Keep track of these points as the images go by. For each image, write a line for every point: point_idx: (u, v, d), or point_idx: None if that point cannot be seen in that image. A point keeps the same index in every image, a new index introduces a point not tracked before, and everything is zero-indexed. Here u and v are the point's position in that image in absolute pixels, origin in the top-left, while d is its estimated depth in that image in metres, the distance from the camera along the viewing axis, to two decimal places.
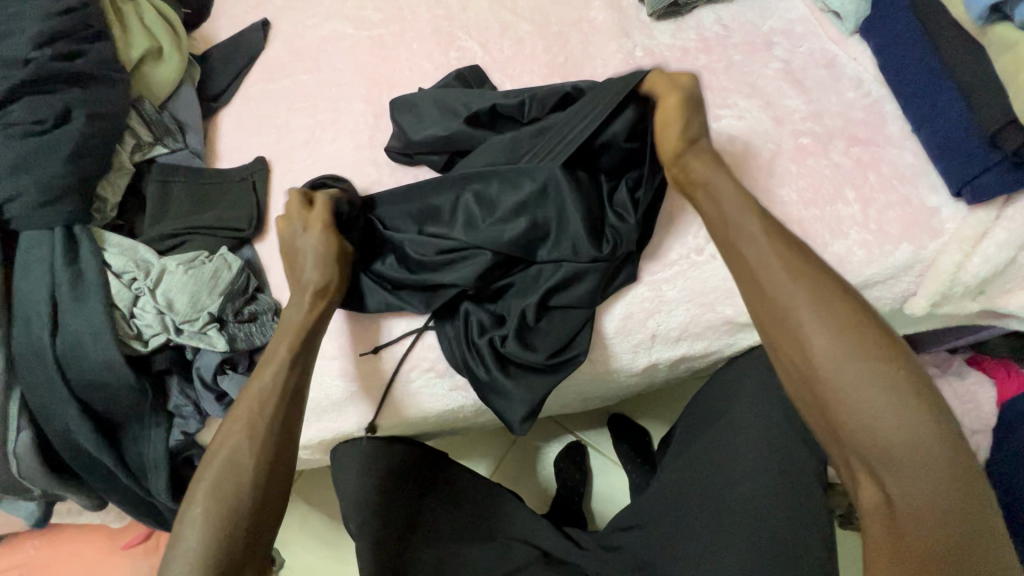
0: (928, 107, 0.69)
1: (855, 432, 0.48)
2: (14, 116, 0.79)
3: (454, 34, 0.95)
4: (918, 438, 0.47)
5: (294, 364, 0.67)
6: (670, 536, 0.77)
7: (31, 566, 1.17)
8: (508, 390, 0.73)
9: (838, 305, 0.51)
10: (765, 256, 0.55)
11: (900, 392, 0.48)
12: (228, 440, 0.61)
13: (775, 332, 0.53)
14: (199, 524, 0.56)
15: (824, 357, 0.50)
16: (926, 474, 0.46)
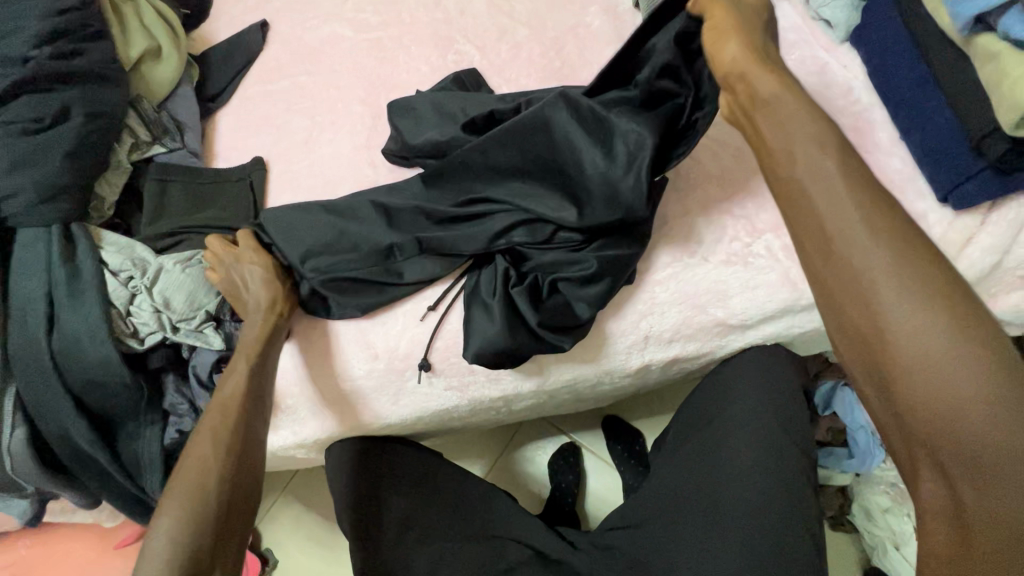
0: (917, 114, 0.70)
1: (935, 422, 0.44)
2: (14, 114, 0.80)
3: (452, 38, 0.96)
4: (1009, 435, 0.42)
5: (254, 373, 0.70)
6: (663, 535, 0.78)
7: (21, 565, 1.17)
8: (484, 338, 0.71)
9: (929, 277, 0.45)
10: (843, 220, 0.48)
11: (991, 386, 0.43)
12: (195, 449, 0.63)
13: (849, 305, 0.48)
14: (167, 527, 0.57)
15: (905, 337, 0.45)
16: (1013, 475, 0.42)
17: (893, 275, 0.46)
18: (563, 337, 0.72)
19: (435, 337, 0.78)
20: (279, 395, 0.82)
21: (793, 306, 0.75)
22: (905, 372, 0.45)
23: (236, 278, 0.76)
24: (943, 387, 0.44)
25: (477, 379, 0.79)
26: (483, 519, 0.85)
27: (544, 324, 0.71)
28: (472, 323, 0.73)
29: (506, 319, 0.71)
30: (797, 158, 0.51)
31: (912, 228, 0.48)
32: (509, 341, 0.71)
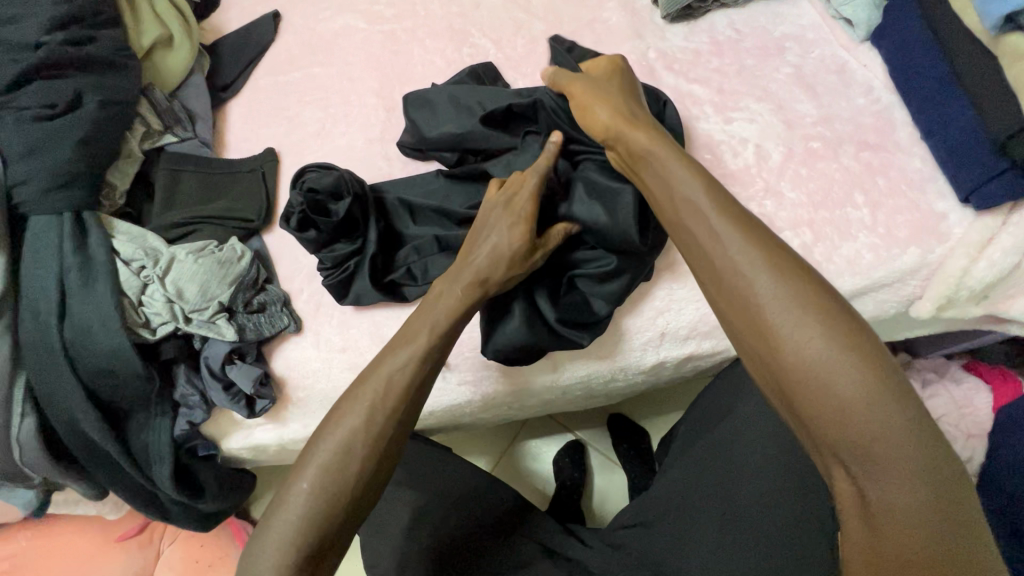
0: (939, 115, 0.70)
1: (830, 429, 0.46)
2: (27, 100, 0.79)
3: (467, 32, 0.96)
4: (891, 428, 0.45)
5: (429, 352, 0.62)
6: (676, 533, 0.77)
7: (20, 558, 1.16)
8: (505, 333, 0.71)
9: (802, 290, 0.49)
10: (728, 243, 0.52)
11: (869, 385, 0.46)
12: (347, 420, 0.58)
13: (742, 323, 0.51)
14: (302, 499, 0.55)
15: (792, 353, 0.48)
16: (900, 464, 0.45)
17: (772, 293, 0.49)
18: (583, 333, 0.72)
19: None
20: (291, 386, 0.81)
21: None
22: (795, 383, 0.48)
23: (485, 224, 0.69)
24: (828, 393, 0.46)
25: (491, 374, 0.79)
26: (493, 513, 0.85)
27: (562, 322, 0.71)
28: (495, 319, 0.72)
29: (527, 316, 0.71)
30: (678, 191, 0.56)
31: (783, 247, 0.52)
32: (531, 337, 0.70)
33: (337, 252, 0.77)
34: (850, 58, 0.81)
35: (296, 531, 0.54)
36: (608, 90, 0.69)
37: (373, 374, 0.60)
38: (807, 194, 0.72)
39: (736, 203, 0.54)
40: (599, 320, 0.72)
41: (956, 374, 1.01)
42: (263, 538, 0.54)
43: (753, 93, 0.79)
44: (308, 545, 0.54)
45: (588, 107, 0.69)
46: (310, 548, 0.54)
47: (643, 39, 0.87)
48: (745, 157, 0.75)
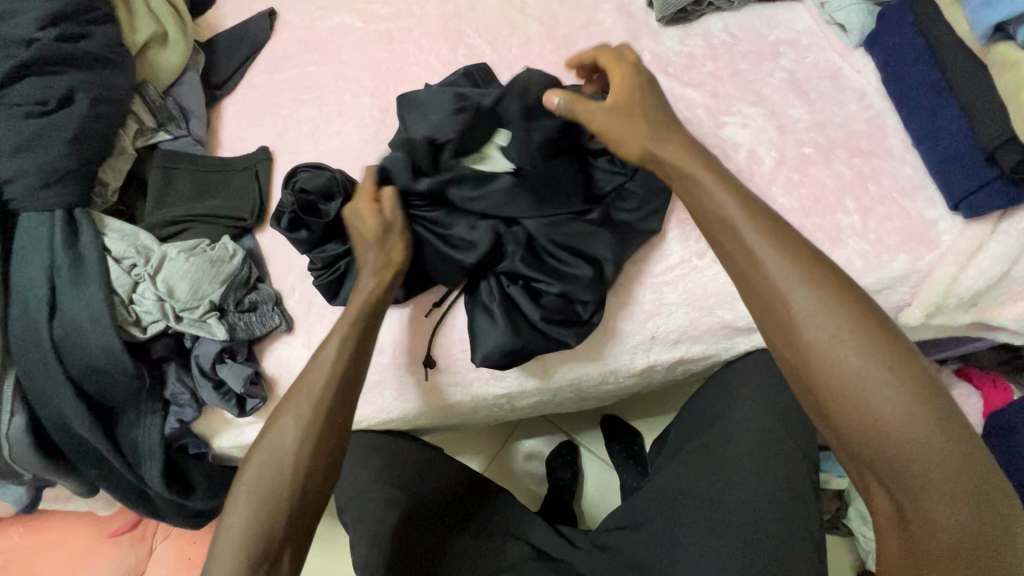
0: (930, 122, 0.70)
1: (867, 442, 0.47)
2: (18, 96, 0.79)
3: (463, 32, 0.95)
4: (932, 444, 0.46)
5: (347, 344, 0.64)
6: (664, 535, 0.78)
7: (12, 553, 1.16)
8: (494, 339, 0.71)
9: (840, 303, 0.50)
10: (764, 256, 0.52)
11: (908, 398, 0.46)
12: (277, 422, 0.61)
13: (778, 335, 0.52)
14: (246, 500, 0.57)
15: (832, 367, 0.48)
16: (941, 481, 0.45)
17: (812, 307, 0.50)
18: (574, 333, 0.72)
19: (437, 334, 0.78)
20: (281, 386, 0.81)
21: None
22: (833, 398, 0.48)
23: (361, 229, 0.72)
24: (867, 408, 0.47)
25: (482, 376, 0.79)
26: (483, 514, 0.86)
27: (546, 322, 0.71)
28: (486, 326, 0.72)
29: (510, 320, 0.71)
30: (711, 208, 0.57)
31: (820, 262, 0.53)
32: (521, 340, 0.71)
33: (328, 253, 0.76)
34: (843, 63, 0.81)
35: (242, 531, 0.55)
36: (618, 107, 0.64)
37: (297, 378, 0.63)
38: (798, 200, 0.72)
39: (771, 216, 0.55)
40: (584, 320, 0.72)
41: (946, 380, 1.01)
42: (215, 546, 0.56)
43: (747, 98, 0.79)
44: (254, 542, 0.55)
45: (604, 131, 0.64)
46: (260, 545, 0.55)
47: (638, 42, 0.87)
48: (737, 162, 0.75)
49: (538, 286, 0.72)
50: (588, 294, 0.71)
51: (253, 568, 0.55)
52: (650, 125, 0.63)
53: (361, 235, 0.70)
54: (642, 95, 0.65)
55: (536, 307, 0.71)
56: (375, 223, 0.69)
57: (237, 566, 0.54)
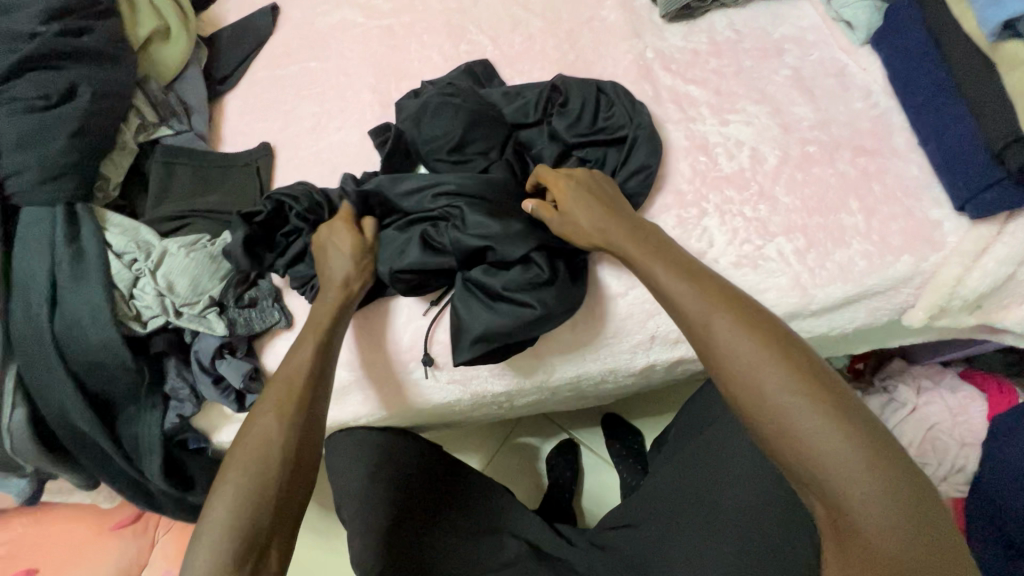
0: (937, 121, 0.69)
1: (791, 450, 0.50)
2: (20, 90, 0.79)
3: (465, 28, 0.94)
4: (849, 452, 0.48)
5: (323, 341, 0.68)
6: (662, 534, 0.78)
7: (15, 544, 1.17)
8: (470, 329, 0.70)
9: (755, 326, 0.55)
10: (685, 294, 0.59)
11: (823, 407, 0.50)
12: (262, 417, 0.62)
13: (706, 359, 0.57)
14: (231, 498, 0.56)
15: (751, 388, 0.53)
16: (864, 486, 0.47)
17: (728, 336, 0.55)
18: (543, 295, 0.68)
19: (434, 328, 0.77)
20: None
21: (802, 311, 0.70)
22: (756, 415, 0.53)
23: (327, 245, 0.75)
24: (784, 423, 0.51)
25: (479, 374, 0.78)
26: (481, 513, 0.86)
27: (510, 289, 0.69)
28: (457, 318, 0.71)
29: (473, 304, 0.71)
30: (645, 257, 0.63)
31: (735, 293, 0.59)
32: (491, 316, 0.69)
33: (301, 273, 0.79)
34: (850, 61, 0.80)
35: (229, 524, 0.55)
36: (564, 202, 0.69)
37: (276, 377, 0.66)
38: (802, 199, 0.71)
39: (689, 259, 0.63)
40: (547, 278, 0.69)
41: (951, 382, 1.00)
42: (195, 546, 0.55)
43: (751, 96, 0.79)
44: (240, 537, 0.55)
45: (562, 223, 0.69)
46: (249, 536, 0.55)
47: (641, 38, 0.86)
48: (740, 160, 0.75)
49: (491, 253, 0.70)
50: (529, 244, 0.69)
51: (239, 563, 0.54)
52: (598, 216, 0.67)
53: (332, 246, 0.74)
54: (583, 192, 0.69)
55: (498, 278, 0.70)
56: (349, 236, 0.74)
57: (221, 563, 0.54)
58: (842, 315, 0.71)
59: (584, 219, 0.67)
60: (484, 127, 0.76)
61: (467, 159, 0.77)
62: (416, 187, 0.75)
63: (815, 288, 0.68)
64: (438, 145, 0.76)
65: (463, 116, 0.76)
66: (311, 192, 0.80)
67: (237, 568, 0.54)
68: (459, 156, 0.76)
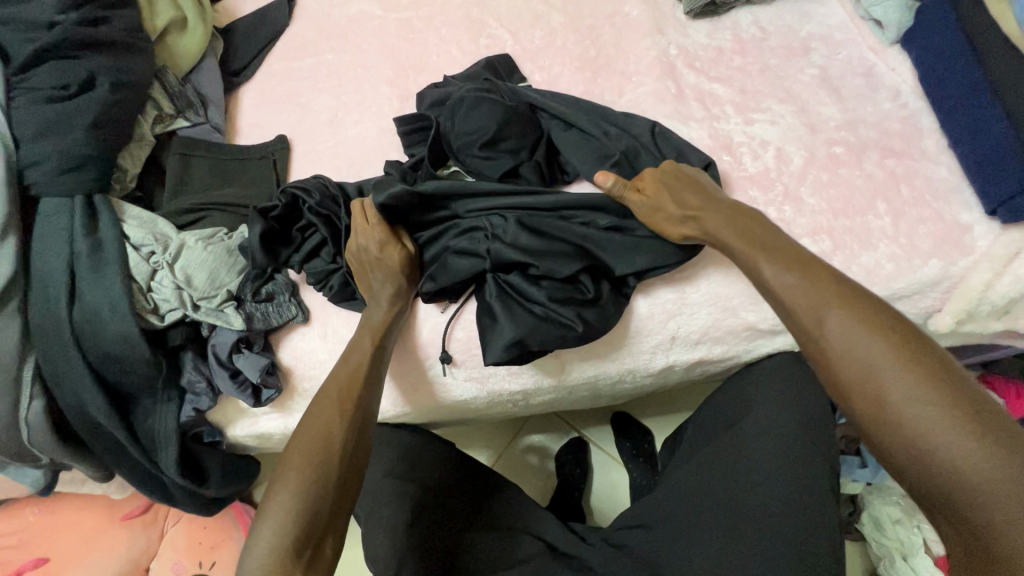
0: (969, 123, 0.68)
1: (921, 460, 0.48)
2: (40, 80, 0.78)
3: (485, 22, 0.93)
4: (982, 460, 0.45)
5: (378, 345, 0.71)
6: (678, 535, 0.77)
7: (27, 533, 1.17)
8: (506, 333, 0.69)
9: (880, 326, 0.52)
10: (791, 288, 0.58)
11: (957, 414, 0.47)
12: (321, 414, 0.65)
13: (823, 362, 0.55)
14: (293, 484, 0.59)
15: (866, 386, 0.51)
16: (999, 496, 0.44)
17: (841, 330, 0.53)
18: (584, 312, 0.69)
19: (452, 326, 0.76)
20: (297, 377, 0.81)
21: None
22: (871, 415, 0.51)
23: (365, 255, 0.75)
24: (905, 424, 0.49)
25: (498, 372, 0.78)
26: (494, 511, 0.86)
27: (553, 301, 0.69)
28: (492, 322, 0.70)
29: (512, 312, 0.70)
30: (744, 248, 0.62)
31: (856, 289, 0.56)
32: (530, 322, 0.69)
33: (317, 269, 0.79)
34: (878, 61, 0.79)
35: (290, 513, 0.57)
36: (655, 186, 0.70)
37: (331, 377, 0.69)
38: (828, 201, 0.71)
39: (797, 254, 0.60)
40: (590, 297, 0.70)
41: None
42: (256, 532, 0.57)
43: (776, 94, 0.78)
44: (301, 522, 0.57)
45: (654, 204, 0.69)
46: (307, 525, 0.57)
47: (664, 35, 0.85)
48: (765, 160, 0.74)
49: (532, 268, 0.71)
50: (578, 266, 0.70)
51: (299, 547, 0.56)
52: (687, 201, 0.67)
53: (373, 255, 0.74)
54: (678, 177, 0.69)
55: (540, 290, 0.70)
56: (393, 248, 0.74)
57: (283, 546, 0.56)
58: None
59: (676, 203, 0.68)
60: (518, 123, 0.76)
61: (497, 156, 0.76)
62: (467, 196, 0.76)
63: None
64: (472, 141, 0.76)
65: (498, 112, 0.75)
66: (325, 185, 0.79)
67: (296, 553, 0.56)
68: (491, 152, 0.76)
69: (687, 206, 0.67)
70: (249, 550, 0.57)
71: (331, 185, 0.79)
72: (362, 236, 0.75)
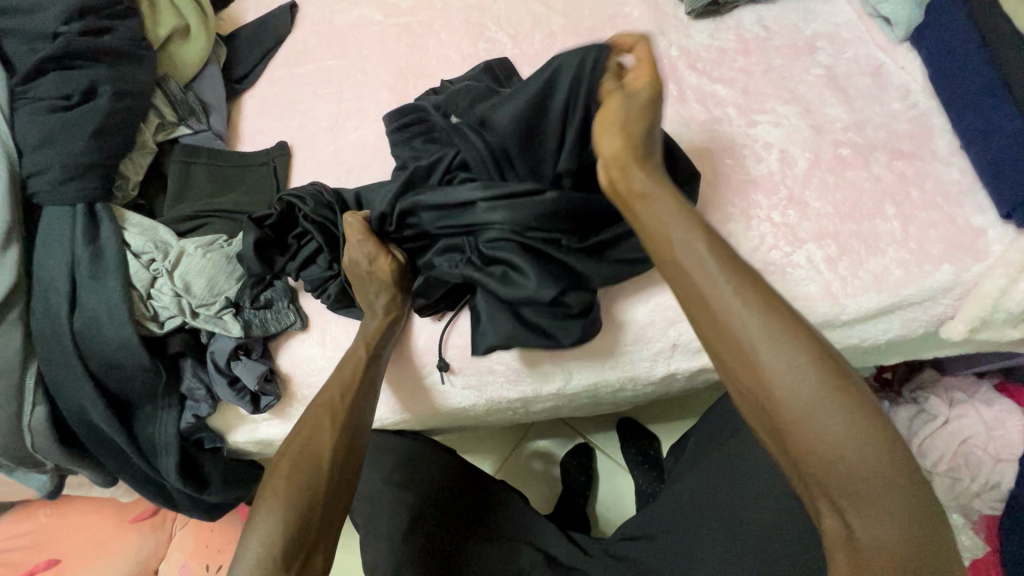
0: (983, 123, 0.65)
1: (821, 467, 0.47)
2: (43, 90, 0.79)
3: (484, 26, 0.92)
4: (871, 467, 0.46)
5: (373, 355, 0.70)
6: (682, 548, 0.75)
7: (39, 535, 1.19)
8: (488, 335, 0.68)
9: (793, 330, 0.50)
10: (718, 286, 0.52)
11: (855, 420, 0.47)
12: (311, 420, 0.65)
13: (735, 365, 0.51)
14: (283, 493, 0.59)
15: (784, 395, 0.48)
16: (883, 502, 0.46)
17: (766, 334, 0.49)
18: (570, 325, 0.67)
19: (449, 333, 0.76)
20: (295, 383, 0.81)
21: (833, 321, 0.66)
22: (787, 421, 0.48)
23: (355, 268, 0.74)
24: (819, 431, 0.47)
25: (496, 379, 0.76)
26: (494, 519, 0.85)
27: (537, 314, 0.67)
28: (478, 316, 0.70)
29: (497, 315, 0.68)
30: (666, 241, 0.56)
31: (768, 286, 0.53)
32: (513, 331, 0.67)
33: (314, 275, 0.78)
34: (886, 59, 0.76)
35: (281, 519, 0.57)
36: (632, 112, 0.61)
37: (326, 382, 0.68)
38: (834, 204, 0.68)
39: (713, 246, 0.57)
40: (578, 310, 0.66)
41: (986, 395, 0.96)
42: (244, 538, 0.57)
43: (781, 95, 0.75)
44: (293, 532, 0.57)
45: (603, 132, 0.62)
46: (297, 532, 0.57)
47: (665, 36, 0.83)
48: (768, 163, 0.72)
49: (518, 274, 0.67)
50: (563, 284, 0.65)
51: (290, 556, 0.56)
52: (639, 144, 0.60)
53: (362, 267, 0.73)
54: (654, 113, 0.61)
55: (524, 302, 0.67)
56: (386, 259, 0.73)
57: (271, 557, 0.55)
58: (875, 326, 0.67)
59: (631, 138, 0.60)
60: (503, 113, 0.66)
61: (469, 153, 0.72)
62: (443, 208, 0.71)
63: (847, 297, 0.65)
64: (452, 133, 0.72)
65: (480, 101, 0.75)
66: (320, 192, 0.78)
67: (286, 562, 0.55)
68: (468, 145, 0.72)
69: (638, 149, 0.60)
70: (238, 556, 0.56)
71: (325, 192, 0.79)
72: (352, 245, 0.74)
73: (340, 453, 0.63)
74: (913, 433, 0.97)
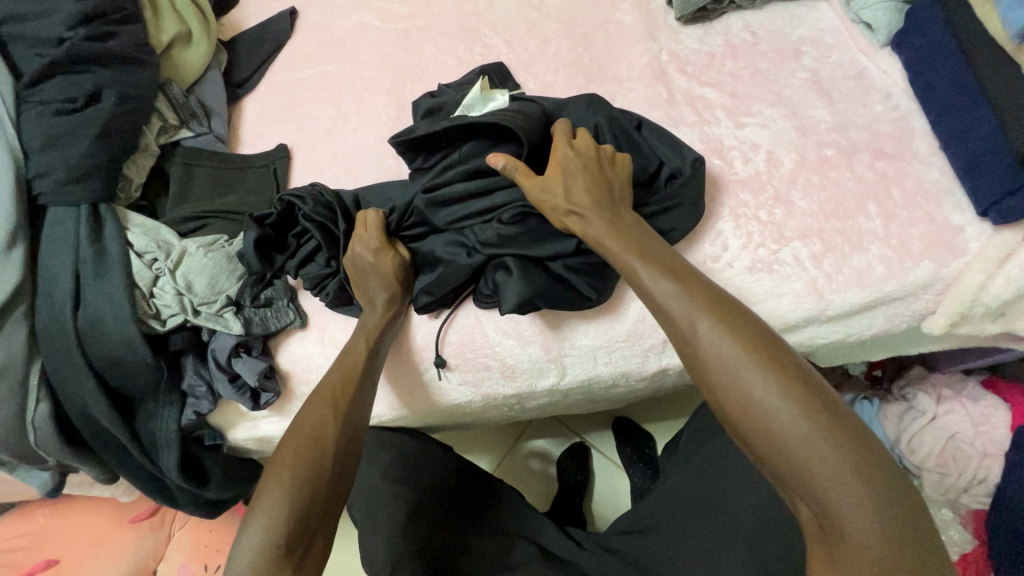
0: (960, 125, 0.68)
1: (776, 455, 0.49)
2: (48, 94, 0.81)
3: (480, 31, 0.95)
4: (825, 455, 0.47)
5: (372, 351, 0.72)
6: (674, 540, 0.77)
7: (38, 536, 1.20)
8: (518, 288, 0.69)
9: (739, 332, 0.54)
10: (671, 294, 0.57)
11: (806, 412, 0.49)
12: (313, 413, 0.66)
13: (693, 368, 0.55)
14: (287, 481, 0.60)
15: (738, 390, 0.51)
16: (844, 489, 0.46)
17: (713, 337, 0.54)
18: (593, 279, 0.71)
19: (445, 329, 0.78)
20: (295, 381, 0.82)
21: (817, 317, 0.68)
22: (740, 417, 0.51)
23: (361, 265, 0.76)
24: (770, 422, 0.49)
25: (492, 375, 0.78)
26: (490, 515, 0.87)
27: (567, 268, 0.71)
28: (504, 272, 0.71)
29: (525, 268, 0.70)
30: (626, 251, 0.61)
31: (718, 295, 0.57)
32: (543, 283, 0.70)
33: (314, 274, 0.80)
34: (869, 63, 0.79)
35: (282, 508, 0.58)
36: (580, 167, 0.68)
37: (326, 378, 0.70)
38: (818, 203, 0.70)
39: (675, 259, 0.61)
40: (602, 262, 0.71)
41: (972, 392, 0.98)
42: (246, 525, 0.58)
43: (767, 98, 0.78)
44: (294, 520, 0.58)
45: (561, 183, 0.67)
46: (298, 520, 0.58)
47: (655, 41, 0.86)
48: (755, 163, 0.74)
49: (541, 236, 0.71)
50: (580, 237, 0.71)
51: (291, 544, 0.57)
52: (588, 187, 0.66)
53: (367, 264, 0.75)
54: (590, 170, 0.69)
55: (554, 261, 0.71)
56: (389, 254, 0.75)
57: (274, 543, 0.56)
58: (860, 321, 0.69)
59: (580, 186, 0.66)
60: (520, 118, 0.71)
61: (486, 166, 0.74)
62: (452, 209, 0.75)
63: (831, 293, 0.67)
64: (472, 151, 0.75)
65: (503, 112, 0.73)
66: (319, 193, 0.80)
67: (287, 549, 0.57)
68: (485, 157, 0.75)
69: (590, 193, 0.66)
70: (241, 544, 0.58)
71: (325, 193, 0.80)
72: (360, 245, 0.76)
73: (341, 445, 0.64)
74: (902, 430, 0.98)
